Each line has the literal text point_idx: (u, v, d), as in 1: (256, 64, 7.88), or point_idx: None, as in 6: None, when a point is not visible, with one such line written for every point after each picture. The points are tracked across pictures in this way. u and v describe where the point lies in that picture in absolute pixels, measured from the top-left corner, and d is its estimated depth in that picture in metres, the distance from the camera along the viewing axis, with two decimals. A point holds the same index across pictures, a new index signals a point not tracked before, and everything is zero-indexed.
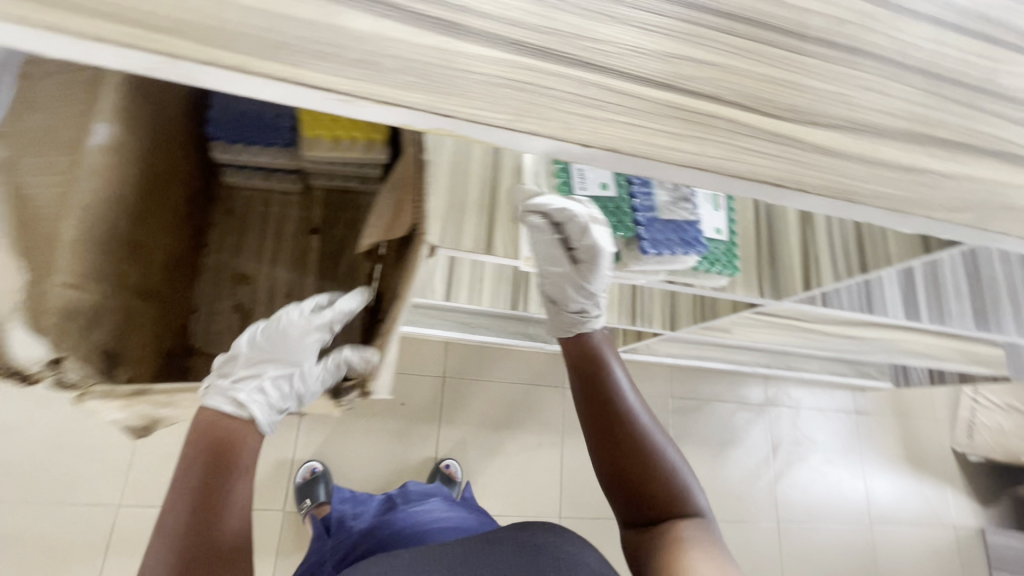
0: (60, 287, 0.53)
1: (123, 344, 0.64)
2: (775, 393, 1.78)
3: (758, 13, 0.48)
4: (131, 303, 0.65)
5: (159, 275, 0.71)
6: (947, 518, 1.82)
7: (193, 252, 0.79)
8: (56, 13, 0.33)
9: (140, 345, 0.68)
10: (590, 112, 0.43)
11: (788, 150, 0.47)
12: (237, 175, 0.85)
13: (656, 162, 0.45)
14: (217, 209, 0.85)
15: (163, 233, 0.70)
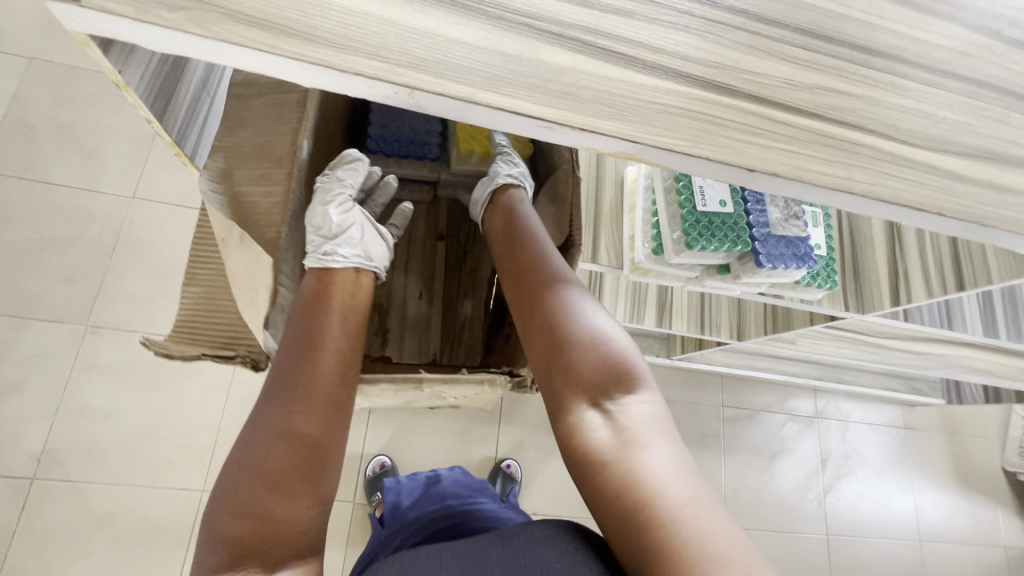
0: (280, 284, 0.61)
1: None
2: (825, 406, 1.79)
3: None
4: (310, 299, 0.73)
5: None
6: (997, 538, 1.81)
7: None
8: (322, 49, 0.39)
9: None
10: (750, 137, 0.48)
11: (923, 176, 0.51)
12: None
13: (802, 183, 0.50)
14: None
15: None
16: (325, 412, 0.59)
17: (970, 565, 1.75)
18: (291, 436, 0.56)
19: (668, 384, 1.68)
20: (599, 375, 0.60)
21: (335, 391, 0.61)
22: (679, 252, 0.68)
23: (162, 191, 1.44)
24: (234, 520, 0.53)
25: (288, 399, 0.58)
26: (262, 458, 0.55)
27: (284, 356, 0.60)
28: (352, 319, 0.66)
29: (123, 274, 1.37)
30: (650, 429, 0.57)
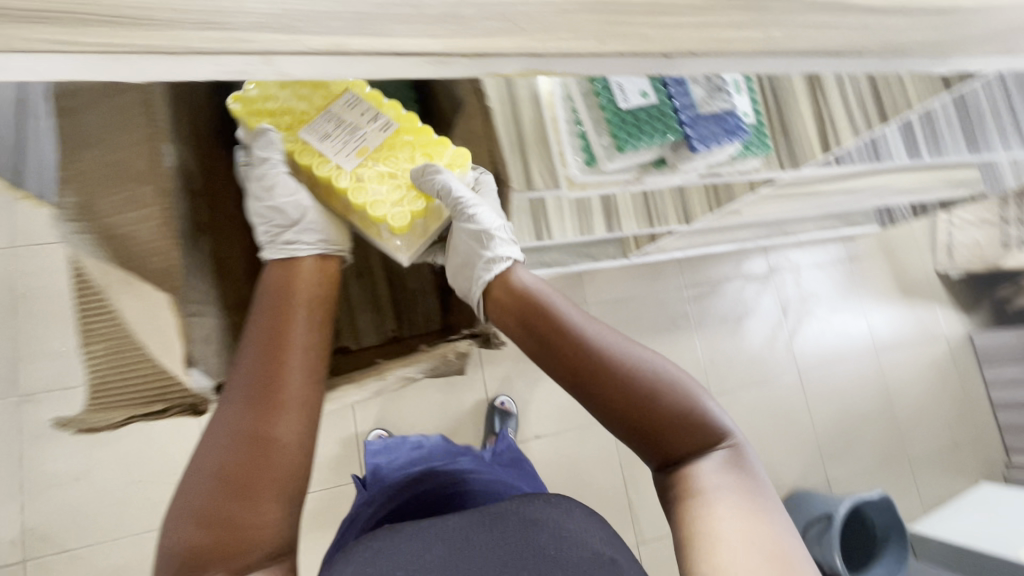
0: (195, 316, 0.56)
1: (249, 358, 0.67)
2: (776, 261, 1.88)
3: None
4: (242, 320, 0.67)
5: None
6: (940, 333, 2.02)
7: None
8: (83, 28, 0.25)
9: None
10: (662, 19, 0.41)
11: (843, 17, 0.46)
12: None
13: (730, 57, 0.44)
14: None
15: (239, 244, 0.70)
16: (297, 418, 0.56)
17: (921, 362, 1.96)
18: (259, 443, 0.53)
19: (632, 282, 1.71)
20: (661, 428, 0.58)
21: (304, 395, 0.57)
22: (611, 159, 0.66)
23: (44, 232, 1.27)
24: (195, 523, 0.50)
25: (252, 402, 0.54)
26: (226, 464, 0.52)
27: (250, 356, 0.56)
28: (319, 315, 0.61)
29: (36, 331, 1.24)
30: (731, 472, 0.57)
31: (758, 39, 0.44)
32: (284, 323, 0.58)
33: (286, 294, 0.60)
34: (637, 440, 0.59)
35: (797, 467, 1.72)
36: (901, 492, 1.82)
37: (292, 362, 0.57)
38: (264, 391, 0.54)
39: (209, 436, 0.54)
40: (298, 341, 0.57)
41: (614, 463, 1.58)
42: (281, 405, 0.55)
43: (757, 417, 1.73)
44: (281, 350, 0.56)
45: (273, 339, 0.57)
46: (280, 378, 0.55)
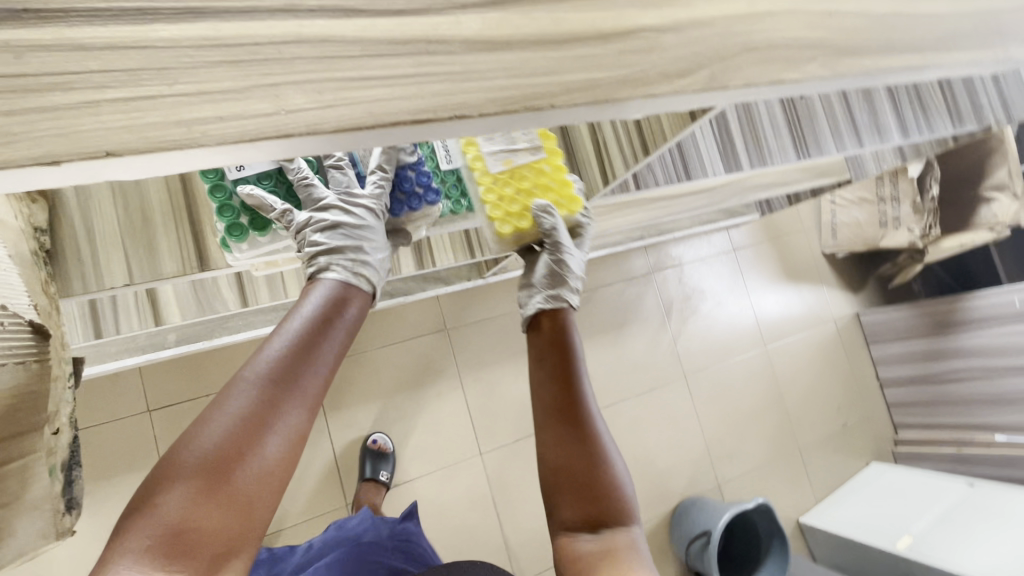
0: None
1: None
2: (657, 258, 1.77)
3: None
4: None
5: None
6: (829, 315, 1.99)
7: None
8: None
9: None
10: (40, 101, 0.25)
11: (419, 63, 0.31)
12: None
13: (211, 145, 0.28)
14: None
15: None
16: (292, 445, 0.56)
17: (810, 348, 1.93)
18: (251, 451, 0.53)
19: (499, 299, 1.56)
20: (594, 481, 0.70)
21: (281, 449, 0.55)
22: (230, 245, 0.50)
23: None
24: (172, 486, 0.49)
25: (264, 406, 0.55)
26: (220, 455, 0.51)
27: (250, 389, 0.55)
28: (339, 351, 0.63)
29: None
30: (626, 542, 0.67)
31: (256, 114, 0.28)
32: (316, 351, 0.60)
33: (318, 342, 0.61)
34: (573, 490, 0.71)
35: (686, 474, 1.65)
36: (793, 483, 1.79)
37: (285, 415, 0.56)
38: (267, 402, 0.55)
39: (208, 425, 0.53)
40: (285, 408, 0.56)
41: (488, 501, 1.45)
42: (264, 438, 0.54)
43: (642, 427, 1.64)
44: (285, 393, 0.56)
45: (285, 379, 0.57)
46: (292, 403, 0.56)
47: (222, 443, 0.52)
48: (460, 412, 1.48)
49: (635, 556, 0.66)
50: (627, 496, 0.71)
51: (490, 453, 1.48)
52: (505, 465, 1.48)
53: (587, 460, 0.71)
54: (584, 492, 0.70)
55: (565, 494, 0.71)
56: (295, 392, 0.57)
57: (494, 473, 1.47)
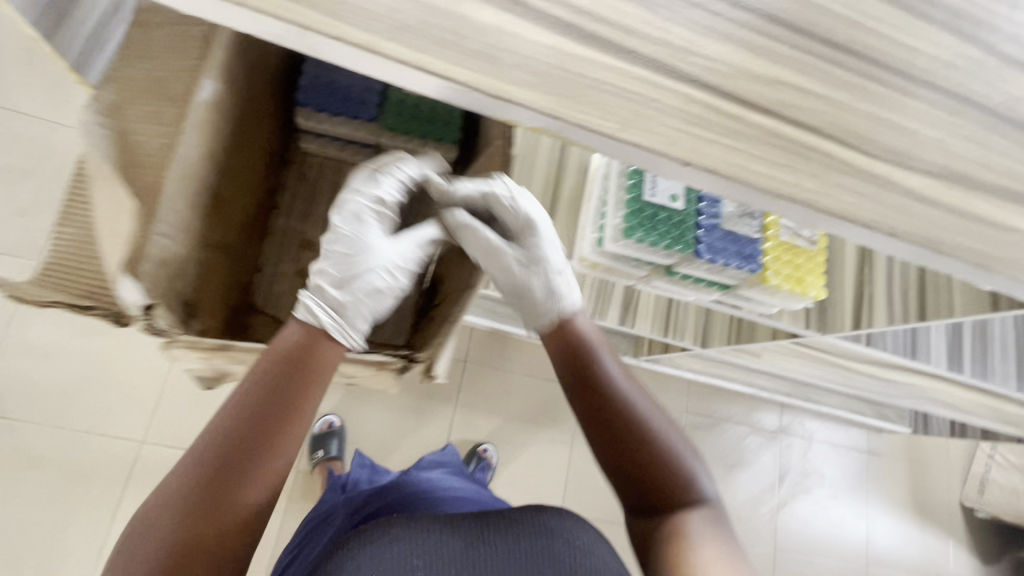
0: (160, 236, 0.48)
1: (201, 293, 0.62)
2: (790, 422, 1.76)
3: (855, 43, 0.48)
4: (208, 254, 0.63)
5: (236, 229, 0.70)
6: (946, 571, 1.81)
7: (264, 208, 0.78)
8: None
9: (212, 300, 0.65)
10: (694, 129, 0.43)
11: (881, 193, 0.47)
12: (313, 140, 0.81)
13: (752, 188, 0.44)
14: (288, 172, 0.83)
15: (240, 191, 0.67)
16: (251, 504, 0.47)
17: None
18: (217, 521, 0.46)
19: None
20: (648, 464, 0.56)
21: (268, 472, 0.48)
22: (615, 240, 0.62)
23: None
24: (151, 529, 0.45)
25: (213, 477, 0.46)
26: (175, 534, 0.45)
27: (221, 422, 0.48)
28: (300, 398, 0.50)
29: None
30: (702, 521, 0.55)
31: (786, 182, 0.44)
32: (263, 400, 0.48)
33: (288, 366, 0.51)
34: (628, 479, 0.57)
35: None
36: None
37: (273, 445, 0.48)
38: (217, 473, 0.46)
39: (158, 506, 0.46)
40: (262, 438, 0.48)
41: None
42: (244, 471, 0.47)
43: None
44: (258, 428, 0.48)
45: (252, 415, 0.48)
46: (261, 456, 0.48)
47: (188, 503, 0.45)
48: (559, 464, 1.54)
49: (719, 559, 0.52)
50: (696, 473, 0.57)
51: None
52: None
53: (643, 445, 0.56)
54: (654, 488, 0.56)
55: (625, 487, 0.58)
56: (275, 423, 0.49)
57: None
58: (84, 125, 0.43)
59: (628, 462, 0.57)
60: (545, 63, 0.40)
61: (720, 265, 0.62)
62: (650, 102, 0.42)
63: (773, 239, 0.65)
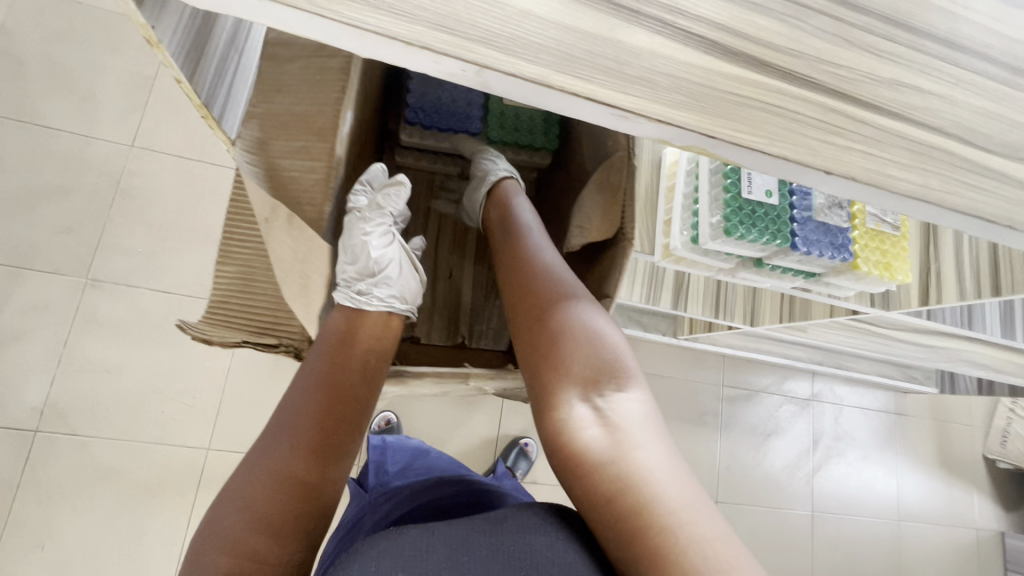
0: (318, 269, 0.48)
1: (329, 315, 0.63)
2: (821, 389, 1.82)
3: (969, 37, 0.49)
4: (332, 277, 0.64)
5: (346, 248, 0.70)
6: (971, 520, 1.90)
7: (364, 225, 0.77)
8: (404, 23, 0.35)
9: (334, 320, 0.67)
10: (832, 138, 0.45)
11: (996, 186, 0.49)
12: (408, 155, 0.81)
13: (882, 190, 0.46)
14: None
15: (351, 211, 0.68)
16: (326, 469, 0.50)
17: (943, 544, 1.84)
18: (309, 487, 0.49)
19: (672, 363, 1.68)
20: (586, 367, 0.54)
21: (346, 443, 0.53)
22: (714, 238, 0.65)
23: (162, 139, 1.35)
24: (241, 500, 0.47)
25: (292, 442, 0.50)
26: (258, 504, 0.46)
27: (304, 396, 0.52)
28: (371, 368, 0.56)
29: (119, 226, 1.30)
30: (636, 422, 0.52)
31: (914, 184, 0.47)
32: (344, 373, 0.54)
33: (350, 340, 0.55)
34: (546, 354, 0.56)
35: None
36: None
37: (347, 416, 0.53)
38: (300, 438, 0.50)
39: (250, 476, 0.48)
40: (341, 409, 0.53)
41: None
42: (330, 440, 0.51)
43: (756, 540, 1.64)
44: (338, 398, 0.53)
45: (330, 387, 0.53)
46: (343, 426, 0.52)
47: (280, 471, 0.48)
48: None
49: (655, 462, 0.49)
50: (633, 378, 0.54)
51: None
52: None
53: (583, 350, 0.54)
54: (573, 362, 0.54)
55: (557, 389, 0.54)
56: (348, 394, 0.53)
57: None
58: (243, 165, 0.44)
59: (547, 334, 0.56)
60: (697, 82, 0.41)
61: (815, 256, 0.64)
62: (791, 115, 0.44)
63: (861, 227, 0.68)
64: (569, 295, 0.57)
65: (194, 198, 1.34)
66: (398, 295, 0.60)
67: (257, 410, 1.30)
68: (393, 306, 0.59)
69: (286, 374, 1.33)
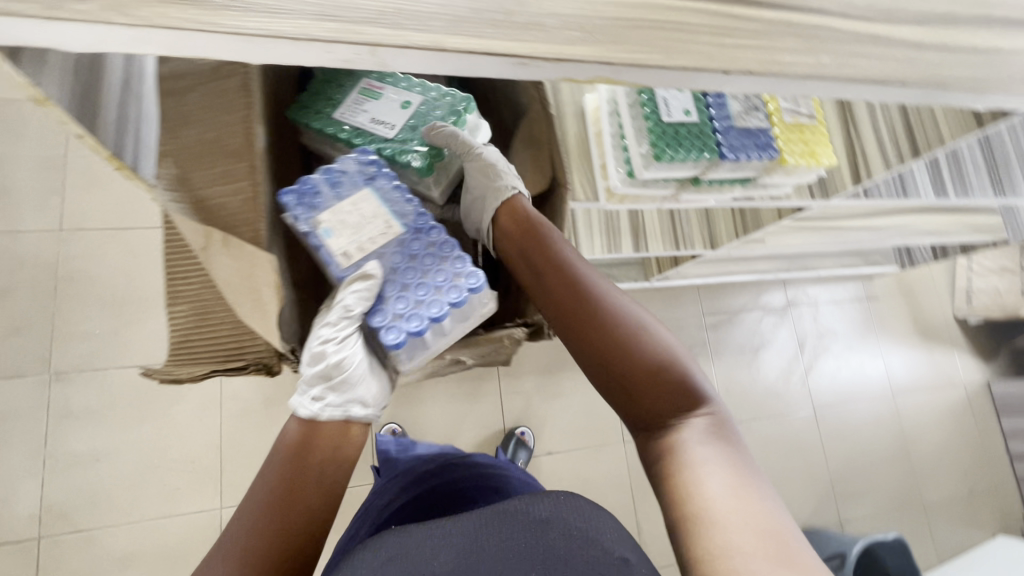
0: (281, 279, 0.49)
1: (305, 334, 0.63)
2: (795, 295, 1.89)
3: None
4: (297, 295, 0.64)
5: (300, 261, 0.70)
6: (958, 379, 2.00)
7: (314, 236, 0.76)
8: (283, 21, 0.35)
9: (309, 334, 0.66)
10: (725, 39, 0.46)
11: (886, 50, 0.52)
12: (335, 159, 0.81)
13: (784, 77, 0.49)
14: None
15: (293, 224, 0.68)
16: None
17: (937, 407, 1.95)
18: None
19: (652, 308, 1.71)
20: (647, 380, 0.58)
21: (294, 554, 0.55)
22: (647, 167, 0.68)
23: (87, 215, 1.30)
24: None
25: (235, 560, 0.53)
26: None
27: (251, 513, 0.55)
28: (320, 478, 0.58)
29: (70, 312, 1.26)
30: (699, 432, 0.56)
31: (811, 64, 0.49)
32: (289, 490, 0.56)
33: (302, 451, 0.58)
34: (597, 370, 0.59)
35: (810, 506, 1.71)
36: (915, 540, 1.79)
37: (294, 528, 0.55)
38: (243, 557, 0.53)
39: None
40: (289, 523, 0.55)
41: (627, 487, 1.56)
42: (273, 557, 0.54)
43: (769, 450, 1.71)
44: (286, 514, 0.55)
45: (279, 503, 0.55)
46: (288, 539, 0.55)
47: None
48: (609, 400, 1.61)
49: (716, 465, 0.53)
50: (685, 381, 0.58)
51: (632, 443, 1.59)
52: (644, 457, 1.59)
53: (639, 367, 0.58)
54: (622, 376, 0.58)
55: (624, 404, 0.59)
56: (295, 509, 0.56)
57: (634, 464, 1.58)
58: (168, 203, 0.44)
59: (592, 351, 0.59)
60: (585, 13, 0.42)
61: (745, 160, 0.67)
62: (681, 25, 0.45)
63: (780, 123, 0.71)
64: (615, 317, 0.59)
65: (138, 265, 1.30)
66: (354, 401, 0.62)
67: (260, 456, 1.28)
68: (349, 415, 0.61)
69: (280, 415, 1.31)
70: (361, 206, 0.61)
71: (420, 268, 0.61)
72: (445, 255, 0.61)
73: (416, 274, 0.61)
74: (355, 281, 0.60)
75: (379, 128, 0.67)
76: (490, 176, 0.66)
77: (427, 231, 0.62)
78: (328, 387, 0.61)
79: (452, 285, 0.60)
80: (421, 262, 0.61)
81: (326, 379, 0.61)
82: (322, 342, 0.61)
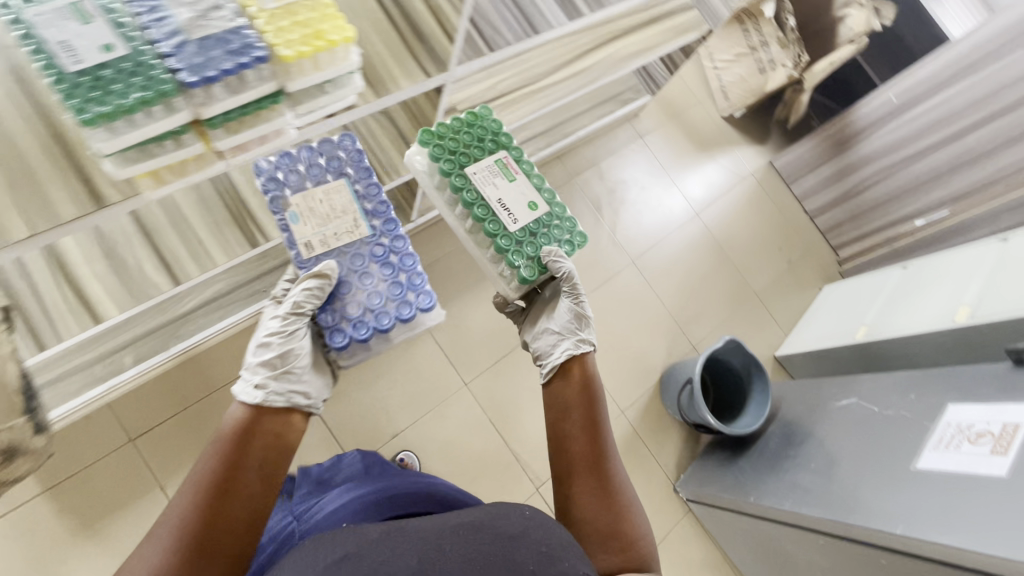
0: None
1: None
2: (573, 165, 1.85)
3: None
4: None
5: None
6: (746, 171, 2.12)
7: None
8: None
9: None
10: None
11: None
12: None
13: None
14: None
15: None
16: (200, 562, 0.67)
17: (738, 205, 2.05)
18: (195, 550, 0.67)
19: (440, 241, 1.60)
20: (619, 532, 0.84)
21: (229, 534, 0.69)
22: (104, 136, 0.55)
23: None
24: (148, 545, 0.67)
25: (174, 534, 0.67)
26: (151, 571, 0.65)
27: (188, 497, 0.69)
28: (259, 477, 0.74)
29: None
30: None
31: None
32: (223, 476, 0.71)
33: (240, 445, 0.74)
34: (593, 514, 0.86)
35: (663, 347, 1.77)
36: (759, 328, 1.93)
37: (230, 508, 0.70)
38: (178, 529, 0.67)
39: (143, 548, 0.68)
40: (230, 506, 0.70)
41: (487, 424, 1.51)
42: (211, 529, 0.68)
43: (606, 319, 1.73)
44: (224, 497, 0.70)
45: (216, 489, 0.70)
46: (220, 515, 0.69)
47: (167, 548, 0.66)
48: (435, 353, 1.53)
49: None
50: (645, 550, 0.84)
51: (475, 382, 1.53)
52: (492, 388, 1.54)
53: (620, 525, 0.85)
54: (609, 523, 0.85)
55: (597, 543, 0.83)
56: (231, 493, 0.71)
57: (485, 400, 1.53)
58: None
59: (596, 499, 0.87)
60: None
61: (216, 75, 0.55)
62: None
63: (260, 11, 0.59)
64: (617, 490, 0.88)
65: None
66: (294, 393, 0.83)
67: None
68: (287, 403, 0.82)
69: None
70: (331, 208, 0.93)
71: (378, 276, 0.94)
72: (404, 269, 0.96)
73: (378, 282, 0.93)
74: (312, 280, 0.89)
75: (503, 215, 1.02)
76: (579, 321, 1.04)
77: (386, 243, 0.96)
78: (280, 376, 0.84)
79: (405, 299, 0.94)
80: (378, 270, 0.94)
81: (280, 368, 0.86)
82: (284, 327, 0.89)
